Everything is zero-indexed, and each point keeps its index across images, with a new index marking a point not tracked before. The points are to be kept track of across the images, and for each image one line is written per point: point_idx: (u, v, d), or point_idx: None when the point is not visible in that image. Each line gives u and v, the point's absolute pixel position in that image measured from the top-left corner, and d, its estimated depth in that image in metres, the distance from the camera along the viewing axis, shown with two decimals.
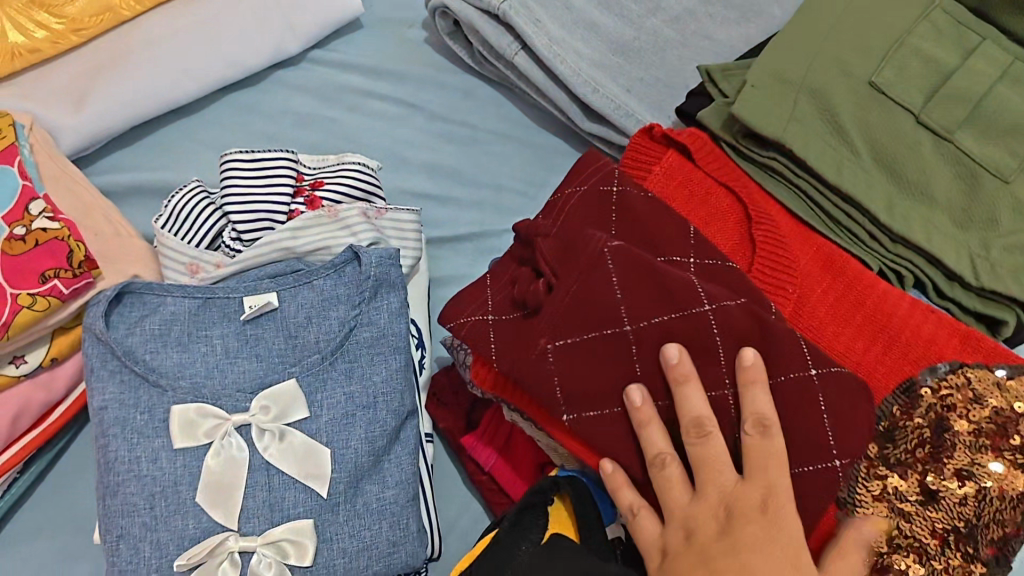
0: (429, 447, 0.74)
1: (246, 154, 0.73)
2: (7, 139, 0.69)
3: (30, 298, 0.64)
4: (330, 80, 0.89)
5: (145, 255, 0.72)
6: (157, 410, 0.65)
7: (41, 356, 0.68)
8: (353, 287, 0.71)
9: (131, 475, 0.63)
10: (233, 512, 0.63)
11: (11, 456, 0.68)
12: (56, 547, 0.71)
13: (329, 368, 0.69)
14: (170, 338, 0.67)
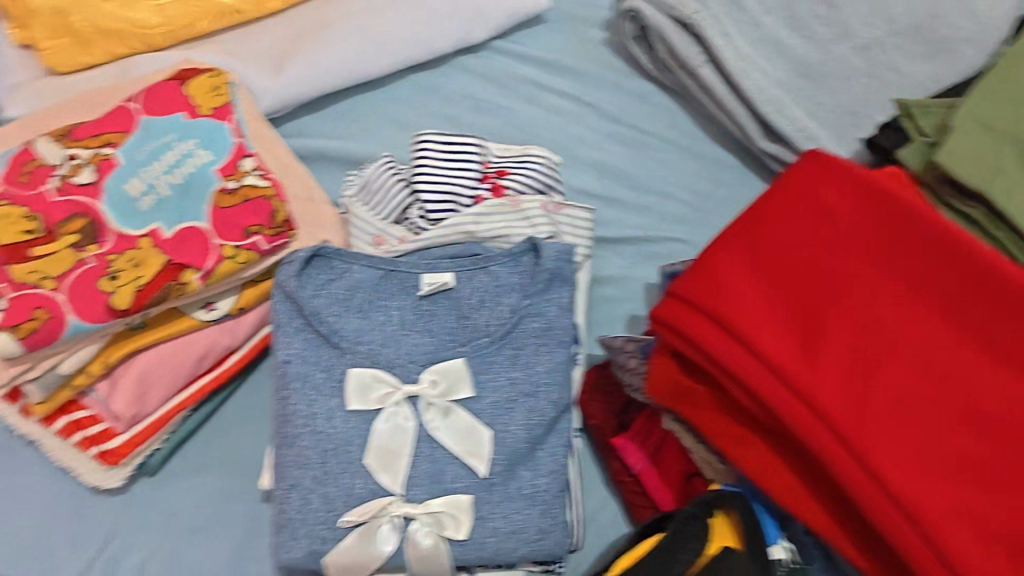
0: (577, 441, 0.75)
1: (440, 136, 0.75)
2: (224, 96, 0.71)
3: (233, 250, 0.67)
4: (512, 71, 0.92)
5: (336, 222, 0.75)
6: (336, 369, 0.68)
7: (230, 304, 0.72)
8: (527, 278, 0.72)
9: (308, 429, 0.66)
10: (398, 474, 0.66)
11: (193, 391, 0.73)
12: (225, 477, 0.77)
13: (496, 352, 0.71)
14: (352, 304, 0.70)
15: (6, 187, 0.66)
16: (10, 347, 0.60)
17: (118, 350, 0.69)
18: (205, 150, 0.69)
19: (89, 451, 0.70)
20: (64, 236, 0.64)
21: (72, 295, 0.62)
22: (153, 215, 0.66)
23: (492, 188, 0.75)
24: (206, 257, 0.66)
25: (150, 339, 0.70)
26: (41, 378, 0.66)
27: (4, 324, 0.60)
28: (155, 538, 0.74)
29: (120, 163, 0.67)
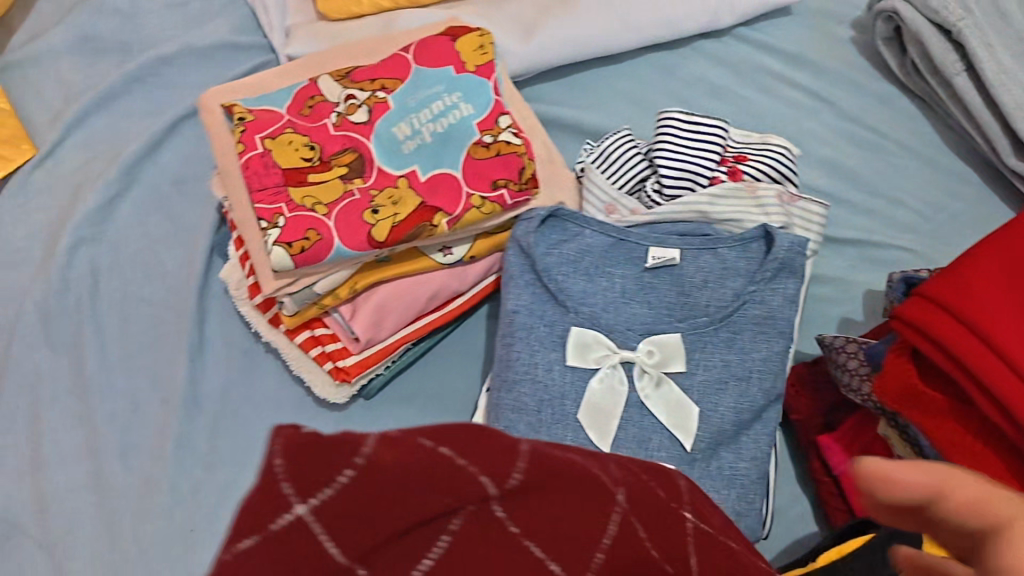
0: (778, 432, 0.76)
1: (684, 115, 0.76)
2: (488, 55, 0.75)
3: (480, 200, 0.71)
4: (751, 60, 0.92)
5: (572, 187, 0.78)
6: (558, 326, 0.71)
7: (464, 251, 0.77)
8: (753, 264, 0.73)
9: (527, 377, 0.70)
10: (607, 435, 0.69)
11: (419, 326, 0.78)
12: (432, 411, 0.81)
13: (712, 333, 0.72)
14: (581, 267, 0.73)
15: (290, 117, 0.72)
16: (286, 261, 0.67)
17: (364, 279, 0.74)
18: (468, 103, 0.73)
19: (324, 366, 0.77)
20: (336, 167, 0.70)
21: (339, 221, 0.68)
22: (414, 158, 0.71)
23: (729, 172, 0.76)
24: (456, 203, 0.70)
25: (392, 273, 0.75)
26: (299, 293, 0.71)
27: (282, 240, 0.67)
28: None
29: (390, 106, 0.72)
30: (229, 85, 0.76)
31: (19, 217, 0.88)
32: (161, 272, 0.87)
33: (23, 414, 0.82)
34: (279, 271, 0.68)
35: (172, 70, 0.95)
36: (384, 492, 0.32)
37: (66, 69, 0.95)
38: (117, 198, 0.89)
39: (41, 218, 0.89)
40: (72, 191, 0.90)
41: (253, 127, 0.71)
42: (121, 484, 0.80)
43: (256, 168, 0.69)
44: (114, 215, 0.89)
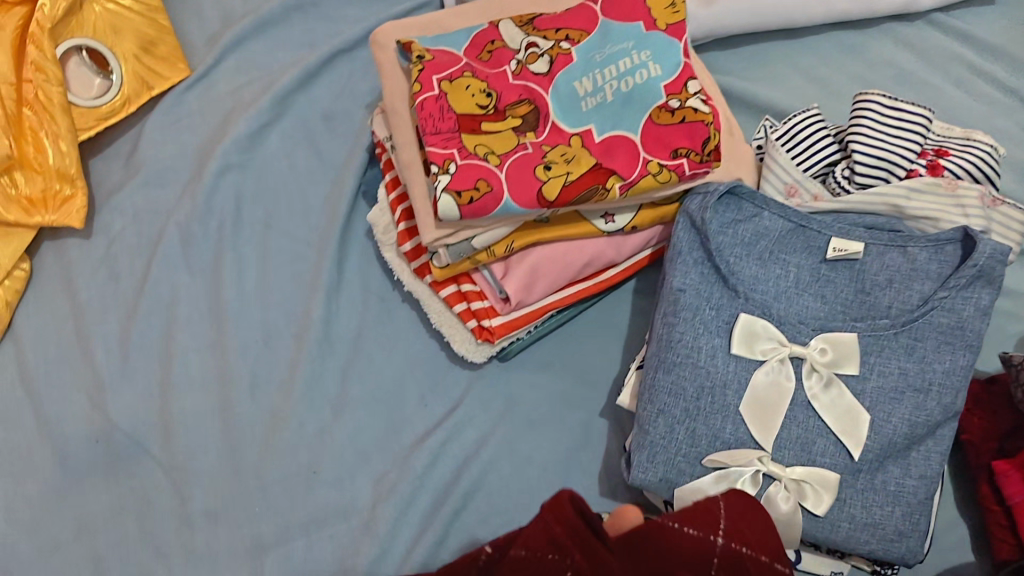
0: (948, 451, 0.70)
1: (887, 100, 0.71)
2: (680, 14, 0.70)
3: (657, 167, 0.66)
4: (945, 48, 0.85)
5: (751, 165, 0.73)
6: (726, 311, 0.66)
7: (626, 221, 0.72)
8: (946, 268, 0.67)
9: (689, 362, 0.65)
10: (769, 436, 0.64)
11: (568, 294, 0.74)
12: (570, 381, 0.78)
13: (892, 338, 0.66)
14: (755, 250, 0.68)
15: (468, 60, 0.69)
16: (452, 210, 0.63)
17: (522, 239, 0.70)
18: (656, 64, 0.68)
19: (467, 324, 0.74)
20: (511, 117, 0.67)
21: (510, 174, 0.64)
22: (593, 117, 0.67)
23: (928, 165, 0.70)
24: (633, 168, 0.66)
25: (550, 235, 0.71)
26: (457, 245, 0.68)
27: (451, 188, 0.63)
28: (497, 419, 0.77)
29: (574, 59, 0.69)
30: (405, 22, 0.74)
31: (169, 137, 0.87)
32: (304, 209, 0.86)
33: (157, 335, 0.82)
34: (443, 220, 0.65)
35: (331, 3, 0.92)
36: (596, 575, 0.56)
37: None
38: (266, 128, 0.87)
39: (191, 140, 0.88)
40: (222, 117, 0.88)
41: (430, 67, 0.68)
42: (247, 416, 0.78)
43: (431, 109, 0.66)
44: (262, 144, 0.87)
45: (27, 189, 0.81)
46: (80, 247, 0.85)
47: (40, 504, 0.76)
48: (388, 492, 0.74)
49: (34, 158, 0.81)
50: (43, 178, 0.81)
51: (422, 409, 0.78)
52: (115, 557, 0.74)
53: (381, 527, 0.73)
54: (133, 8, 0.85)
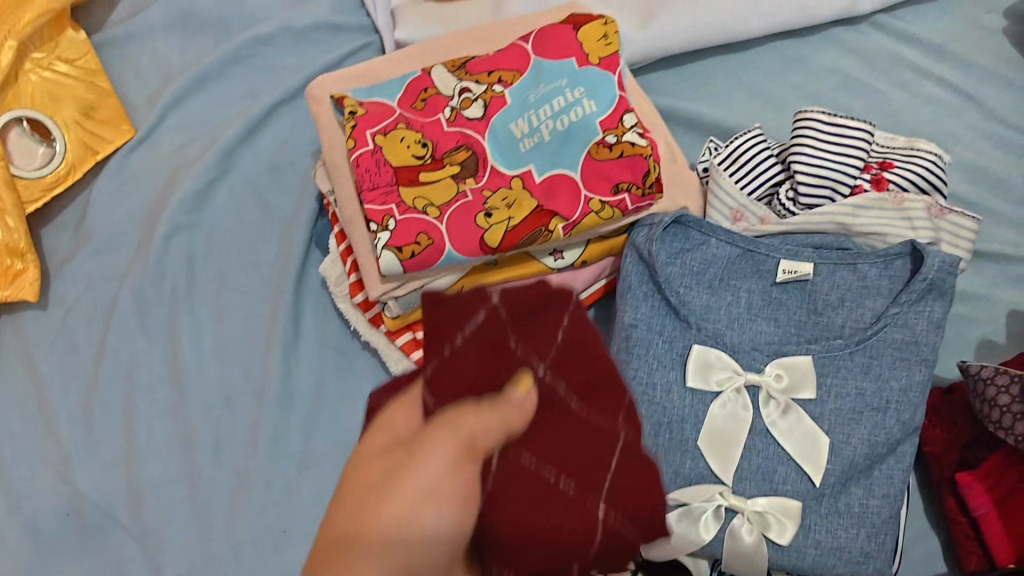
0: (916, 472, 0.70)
1: (827, 116, 0.70)
2: (613, 47, 0.70)
3: (599, 205, 0.66)
4: (888, 50, 0.85)
5: (697, 192, 0.73)
6: (678, 343, 0.66)
7: (575, 256, 0.72)
8: (896, 283, 0.67)
9: (644, 399, 0.65)
10: (729, 466, 0.64)
11: None
12: None
13: (847, 357, 0.65)
14: (704, 278, 0.68)
15: (402, 111, 0.68)
16: (394, 267, 0.63)
17: (470, 283, 0.70)
18: (591, 100, 0.68)
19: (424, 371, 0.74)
20: (449, 165, 0.66)
21: (451, 225, 0.64)
22: (533, 157, 0.67)
23: (873, 180, 0.70)
24: (575, 207, 0.65)
25: (498, 277, 0.70)
26: (405, 296, 0.68)
27: (391, 244, 0.63)
28: None
29: (508, 101, 0.68)
30: (334, 75, 0.74)
31: (117, 200, 0.87)
32: (256, 263, 0.85)
33: (118, 402, 0.81)
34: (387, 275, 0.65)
35: (271, 51, 0.91)
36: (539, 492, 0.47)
37: (162, 46, 0.92)
38: (213, 186, 0.87)
39: (140, 204, 0.87)
40: (168, 177, 0.88)
41: (363, 122, 0.67)
42: (214, 479, 0.78)
43: (367, 165, 0.66)
44: (209, 202, 0.87)
45: None
46: (36, 319, 0.85)
47: None
48: None
49: None
50: None
51: None
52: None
53: None
54: (71, 74, 0.85)
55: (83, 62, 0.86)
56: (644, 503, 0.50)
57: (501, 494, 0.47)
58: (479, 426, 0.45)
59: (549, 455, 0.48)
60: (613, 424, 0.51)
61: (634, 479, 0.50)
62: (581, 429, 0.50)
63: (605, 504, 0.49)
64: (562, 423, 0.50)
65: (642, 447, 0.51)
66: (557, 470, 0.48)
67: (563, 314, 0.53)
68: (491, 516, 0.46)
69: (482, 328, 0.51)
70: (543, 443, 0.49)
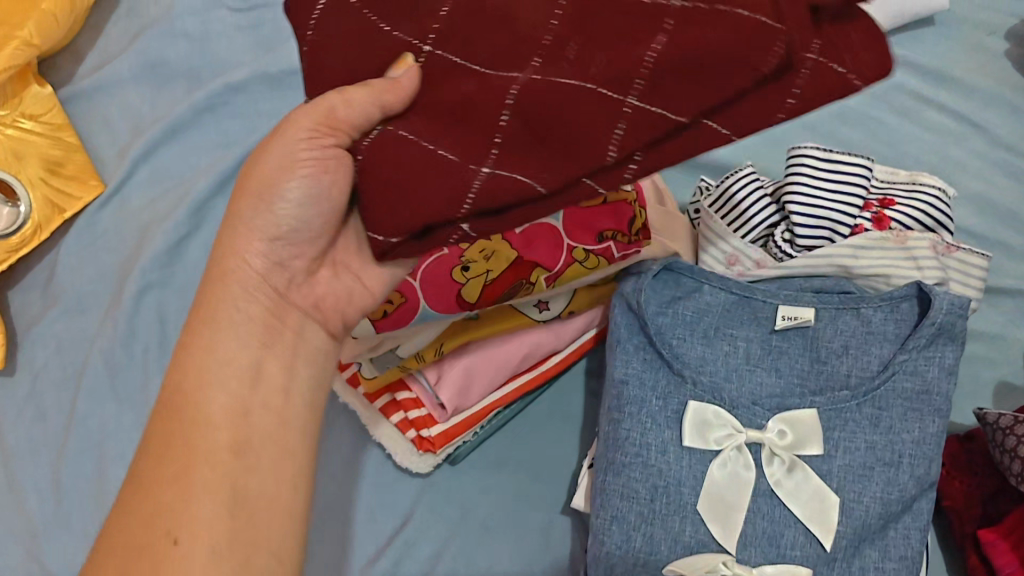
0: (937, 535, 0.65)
1: (822, 153, 0.66)
2: None
3: (583, 253, 0.63)
4: (887, 77, 0.81)
5: (684, 237, 0.70)
6: (673, 400, 0.62)
7: (561, 307, 0.68)
8: (903, 328, 0.63)
9: (638, 461, 0.61)
10: (733, 532, 0.59)
11: (509, 389, 0.70)
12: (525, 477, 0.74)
13: (855, 410, 0.61)
14: (698, 328, 0.64)
15: None
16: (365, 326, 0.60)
17: (450, 340, 0.66)
18: None
19: (406, 434, 0.70)
20: None
21: (424, 282, 0.60)
22: None
23: (874, 218, 0.66)
24: (558, 257, 0.62)
25: (478, 332, 0.66)
26: (381, 356, 0.65)
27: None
28: (451, 528, 0.72)
29: None
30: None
31: (87, 257, 0.84)
32: None
33: (88, 473, 0.77)
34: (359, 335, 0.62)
35: (245, 98, 0.88)
36: (439, 158, 0.43)
37: (133, 96, 0.89)
38: (186, 240, 0.83)
39: (110, 261, 0.84)
40: (139, 233, 0.84)
41: None
42: None
43: None
44: (182, 257, 0.83)
45: None
46: (3, 386, 0.81)
47: None
48: None
49: None
50: None
51: (370, 526, 0.73)
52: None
53: None
54: (35, 130, 0.82)
55: (48, 117, 0.83)
56: (666, 66, 0.38)
57: (369, 165, 0.44)
58: (342, 110, 0.46)
59: (429, 131, 0.44)
60: (670, 3, 0.39)
61: (560, 138, 0.41)
62: (469, 88, 0.43)
63: (494, 171, 0.42)
64: (449, 95, 0.44)
65: (688, 54, 0.38)
66: (530, 50, 0.42)
67: None
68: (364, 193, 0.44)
69: (337, 8, 0.48)
70: (435, 107, 0.44)
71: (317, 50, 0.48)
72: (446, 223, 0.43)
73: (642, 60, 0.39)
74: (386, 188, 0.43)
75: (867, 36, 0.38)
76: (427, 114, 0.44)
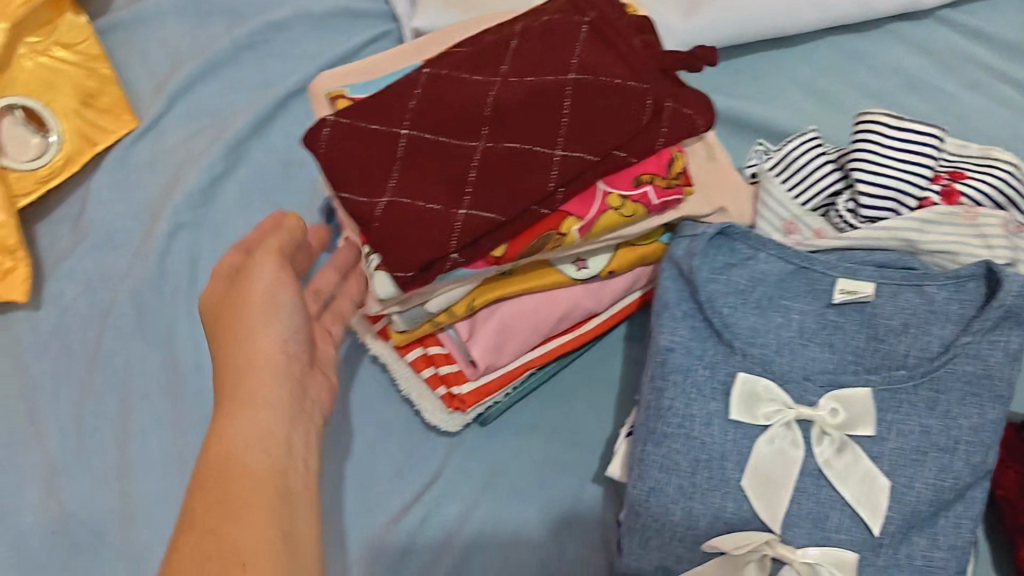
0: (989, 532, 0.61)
1: (893, 119, 0.63)
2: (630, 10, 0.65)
3: (619, 201, 0.59)
4: (958, 47, 0.77)
5: (738, 192, 0.66)
6: (720, 370, 0.59)
7: (601, 264, 0.64)
8: (968, 309, 0.59)
9: (681, 433, 0.58)
10: (778, 511, 0.57)
11: (546, 350, 0.67)
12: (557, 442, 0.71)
13: (911, 392, 0.58)
14: (751, 298, 0.61)
15: None
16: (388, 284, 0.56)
17: (485, 295, 0.63)
18: None
19: (437, 391, 0.67)
20: None
21: None
22: None
23: (943, 191, 0.63)
24: (591, 206, 0.59)
25: (517, 287, 0.63)
26: (409, 312, 0.61)
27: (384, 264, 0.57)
28: (479, 491, 0.70)
29: None
30: (337, 71, 0.68)
31: (118, 194, 0.82)
32: None
33: (112, 413, 0.76)
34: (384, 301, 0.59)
35: (284, 39, 0.86)
36: (420, 215, 0.55)
37: (171, 31, 0.86)
38: (220, 182, 0.82)
39: (141, 200, 0.82)
40: (171, 173, 0.82)
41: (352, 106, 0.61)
42: None
43: None
44: (216, 200, 0.81)
45: None
46: (29, 322, 0.79)
47: None
48: None
49: None
50: None
51: (397, 483, 0.71)
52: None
53: None
54: (69, 60, 0.80)
55: (85, 47, 0.81)
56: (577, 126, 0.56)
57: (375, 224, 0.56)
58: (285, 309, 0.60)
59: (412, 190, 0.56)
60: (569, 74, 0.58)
61: (511, 182, 0.56)
62: (456, 145, 0.57)
63: (470, 211, 0.55)
64: (435, 157, 0.57)
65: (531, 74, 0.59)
66: (477, 124, 0.57)
67: (414, 87, 0.60)
68: (381, 238, 0.55)
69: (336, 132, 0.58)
70: (417, 170, 0.56)
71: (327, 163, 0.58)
72: (436, 261, 0.55)
73: (561, 125, 0.57)
74: (392, 233, 0.55)
75: (692, 101, 0.59)
76: (417, 173, 0.56)
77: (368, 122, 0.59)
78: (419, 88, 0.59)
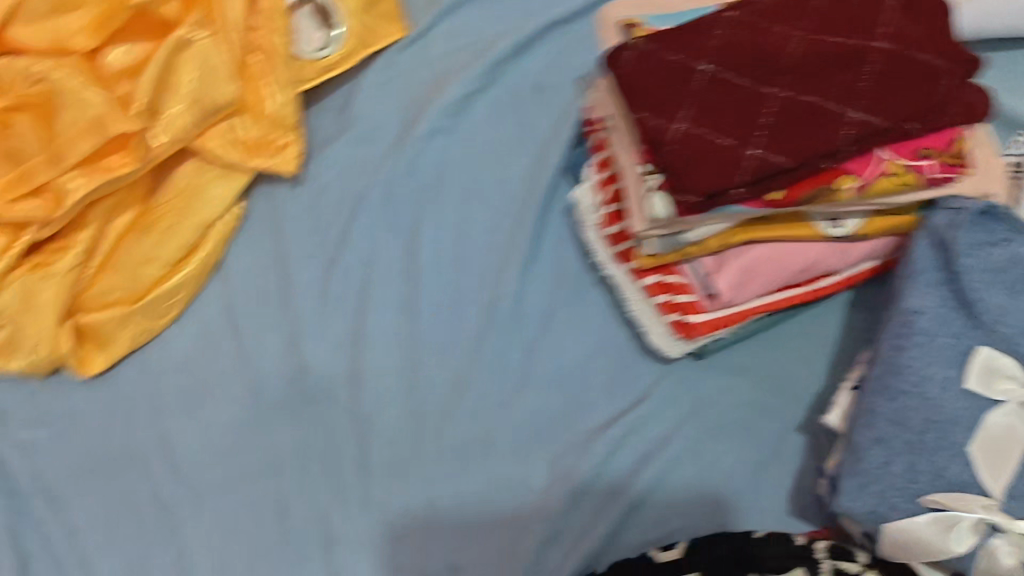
0: None
1: None
2: None
3: (898, 169, 0.64)
4: None
5: (1002, 180, 0.68)
6: (964, 341, 0.61)
7: (857, 225, 0.68)
8: None
9: (917, 391, 0.60)
10: (1001, 479, 0.59)
11: (780, 298, 0.70)
12: (764, 389, 0.75)
13: None
14: (1007, 277, 0.61)
15: None
16: (670, 205, 0.62)
17: (743, 234, 0.67)
18: None
19: (665, 317, 0.70)
20: None
21: None
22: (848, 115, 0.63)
23: None
24: (871, 168, 0.63)
25: (770, 233, 0.67)
26: (669, 237, 0.66)
27: (662, 187, 0.63)
28: (683, 418, 0.75)
29: None
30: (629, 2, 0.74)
31: (381, 94, 0.89)
32: (505, 180, 0.85)
33: (355, 286, 0.86)
34: (649, 220, 0.64)
35: None
36: (710, 144, 0.60)
37: None
38: (476, 96, 0.88)
39: (403, 100, 0.89)
40: (433, 80, 0.89)
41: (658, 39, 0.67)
42: (432, 381, 0.81)
43: None
44: (469, 111, 0.88)
45: (250, 133, 0.86)
46: (289, 193, 0.90)
47: (235, 436, 0.83)
48: (563, 477, 0.74)
49: (256, 103, 0.85)
50: (263, 125, 0.85)
51: (606, 397, 0.77)
52: (297, 496, 0.80)
53: (554, 510, 0.73)
54: None
55: None
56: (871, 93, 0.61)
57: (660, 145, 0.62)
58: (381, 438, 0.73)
59: (704, 122, 0.61)
60: (872, 43, 0.62)
61: (803, 131, 0.60)
62: (752, 88, 0.62)
63: (762, 151, 0.60)
64: (728, 95, 0.62)
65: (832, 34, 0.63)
66: (775, 72, 0.62)
67: (716, 29, 0.65)
68: (666, 158, 0.61)
69: (642, 58, 0.64)
70: (713, 104, 0.62)
71: (625, 84, 0.64)
72: (722, 192, 0.60)
73: (856, 85, 0.61)
74: (682, 155, 0.60)
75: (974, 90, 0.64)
76: (710, 106, 0.62)
77: (672, 53, 0.64)
78: (721, 30, 0.64)
